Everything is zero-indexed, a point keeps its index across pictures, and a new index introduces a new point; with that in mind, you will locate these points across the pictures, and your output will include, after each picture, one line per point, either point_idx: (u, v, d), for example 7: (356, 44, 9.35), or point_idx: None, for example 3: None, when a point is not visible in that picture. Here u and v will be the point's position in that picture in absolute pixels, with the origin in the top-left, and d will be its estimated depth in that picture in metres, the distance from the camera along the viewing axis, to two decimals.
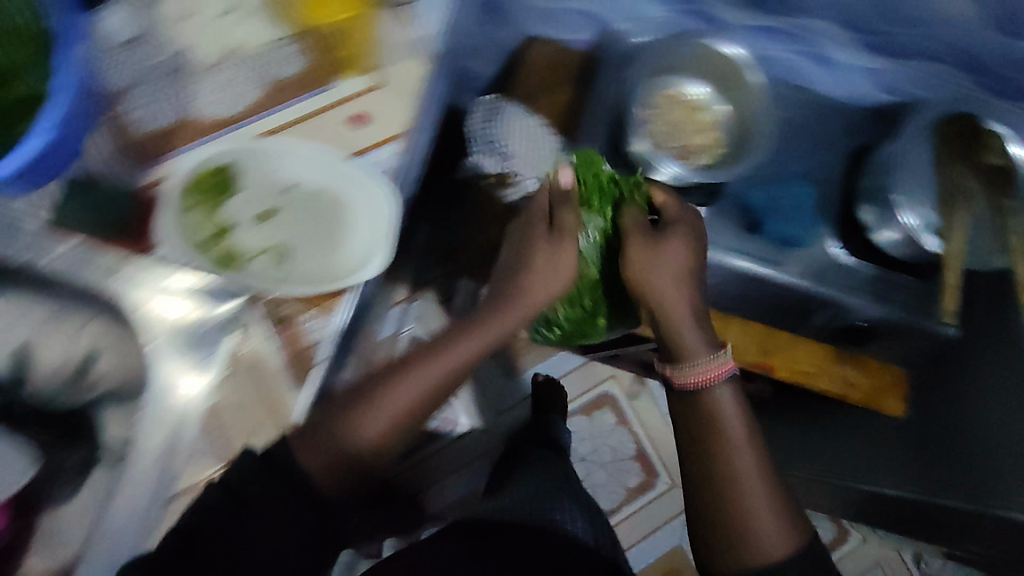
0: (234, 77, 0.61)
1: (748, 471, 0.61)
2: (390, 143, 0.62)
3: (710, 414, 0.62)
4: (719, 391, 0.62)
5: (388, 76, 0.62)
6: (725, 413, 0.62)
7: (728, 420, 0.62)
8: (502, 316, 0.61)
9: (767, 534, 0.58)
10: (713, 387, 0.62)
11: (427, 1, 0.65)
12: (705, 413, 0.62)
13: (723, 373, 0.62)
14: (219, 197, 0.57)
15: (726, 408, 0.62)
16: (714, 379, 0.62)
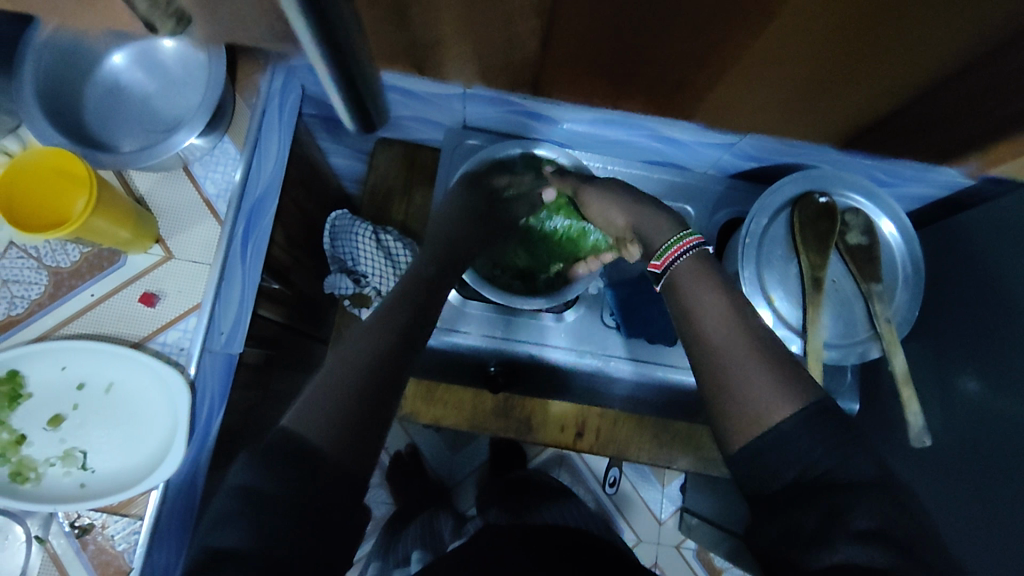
0: (15, 276, 0.59)
1: (734, 344, 0.47)
2: (191, 315, 0.61)
3: (680, 288, 0.51)
4: (680, 270, 0.52)
5: (177, 246, 0.62)
6: (700, 296, 0.50)
7: (714, 320, 0.48)
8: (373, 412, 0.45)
9: (759, 391, 0.44)
10: (675, 268, 0.52)
11: (207, 162, 0.63)
12: (676, 304, 0.51)
13: (684, 248, 0.52)
14: (5, 410, 0.56)
15: (707, 293, 0.50)
16: (675, 259, 0.52)
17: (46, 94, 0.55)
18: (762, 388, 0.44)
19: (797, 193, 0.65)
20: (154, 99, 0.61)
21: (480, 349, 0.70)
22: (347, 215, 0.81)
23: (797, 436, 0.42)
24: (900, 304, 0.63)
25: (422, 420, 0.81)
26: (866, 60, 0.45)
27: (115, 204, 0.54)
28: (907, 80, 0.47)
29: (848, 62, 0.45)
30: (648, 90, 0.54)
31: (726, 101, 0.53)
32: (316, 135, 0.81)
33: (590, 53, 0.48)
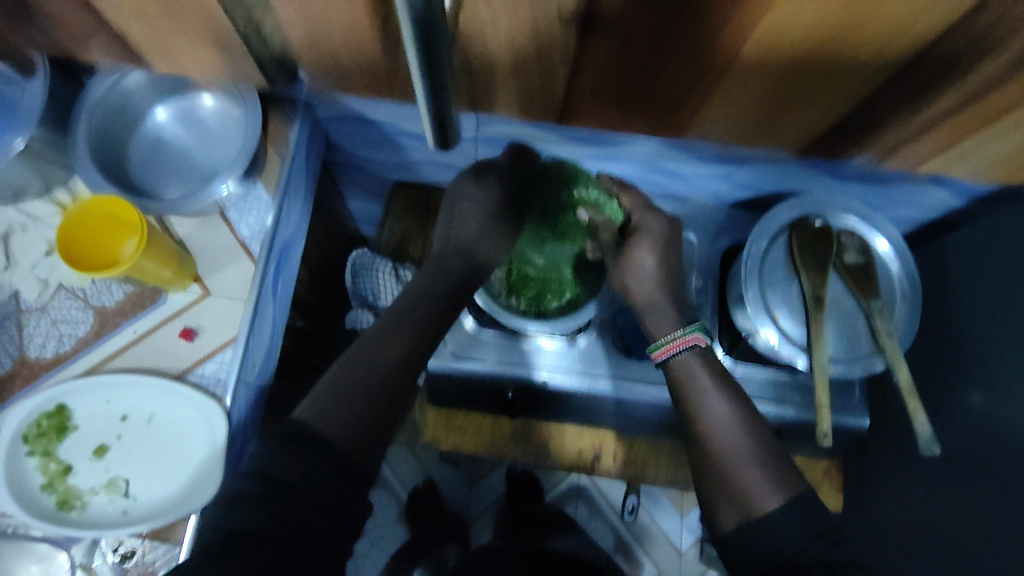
0: (64, 316, 0.64)
1: (727, 432, 0.54)
2: (223, 350, 0.64)
3: (683, 387, 0.58)
4: (678, 362, 0.59)
5: (214, 284, 0.66)
6: (697, 389, 0.57)
7: (712, 411, 0.56)
8: (361, 448, 0.51)
9: (749, 482, 0.51)
10: (674, 360, 0.59)
11: (241, 205, 0.67)
12: (677, 393, 0.58)
13: (680, 345, 0.59)
14: (54, 441, 0.61)
15: (704, 389, 0.57)
16: (671, 354, 0.59)
17: (95, 148, 0.60)
18: (748, 476, 0.51)
19: (791, 221, 0.69)
20: (193, 150, 0.65)
21: (495, 375, 0.73)
22: (368, 253, 0.86)
23: (783, 522, 0.48)
24: (900, 318, 0.66)
25: (442, 447, 0.85)
26: (822, 100, 0.51)
27: (162, 248, 0.60)
28: (860, 124, 0.54)
29: (841, 86, 0.49)
30: (640, 127, 0.60)
31: (710, 134, 0.60)
32: (338, 178, 0.86)
33: (617, 81, 0.52)
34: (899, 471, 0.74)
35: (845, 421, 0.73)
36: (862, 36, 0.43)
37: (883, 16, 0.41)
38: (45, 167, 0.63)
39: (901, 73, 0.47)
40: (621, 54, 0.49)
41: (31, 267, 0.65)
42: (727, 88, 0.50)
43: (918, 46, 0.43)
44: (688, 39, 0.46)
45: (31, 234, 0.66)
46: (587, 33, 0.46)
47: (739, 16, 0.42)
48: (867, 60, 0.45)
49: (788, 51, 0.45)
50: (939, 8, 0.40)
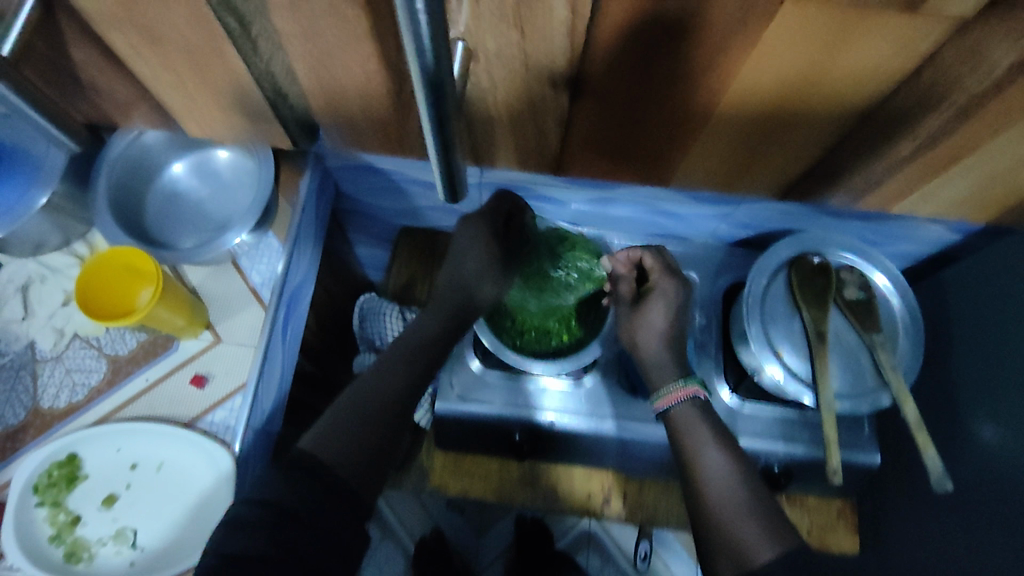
0: (78, 365, 0.66)
1: (720, 483, 0.55)
2: (233, 396, 0.65)
3: (681, 438, 0.59)
4: (677, 414, 0.60)
5: (226, 330, 0.67)
6: (696, 439, 0.58)
7: (709, 462, 0.56)
8: (361, 480, 0.52)
9: (746, 536, 0.51)
10: (674, 412, 0.60)
11: (252, 254, 0.69)
12: (675, 442, 0.59)
13: (680, 396, 0.60)
14: (63, 492, 0.62)
15: (703, 439, 0.57)
16: (674, 403, 0.60)
17: (114, 204, 0.63)
18: (745, 531, 0.52)
19: (785, 256, 0.70)
20: (207, 202, 0.67)
21: (501, 417, 0.73)
22: (376, 298, 0.88)
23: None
24: (903, 352, 0.67)
25: (448, 493, 0.84)
26: (784, 154, 0.54)
27: (176, 297, 0.62)
28: (825, 179, 0.57)
29: (812, 138, 0.51)
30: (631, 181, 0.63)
31: (694, 185, 0.62)
32: (346, 228, 0.89)
33: (606, 136, 0.55)
34: (915, 509, 0.73)
35: (854, 457, 0.73)
36: (817, 96, 0.46)
37: (831, 80, 0.44)
38: (65, 222, 0.65)
39: (852, 131, 0.49)
40: (603, 117, 0.52)
41: (48, 318, 0.67)
42: (699, 143, 0.54)
43: (866, 105, 0.46)
44: (657, 102, 0.49)
45: (49, 286, 0.68)
46: (575, 98, 0.50)
47: (703, 83, 0.46)
48: (824, 118, 0.48)
49: (752, 110, 0.48)
50: (880, 72, 0.43)
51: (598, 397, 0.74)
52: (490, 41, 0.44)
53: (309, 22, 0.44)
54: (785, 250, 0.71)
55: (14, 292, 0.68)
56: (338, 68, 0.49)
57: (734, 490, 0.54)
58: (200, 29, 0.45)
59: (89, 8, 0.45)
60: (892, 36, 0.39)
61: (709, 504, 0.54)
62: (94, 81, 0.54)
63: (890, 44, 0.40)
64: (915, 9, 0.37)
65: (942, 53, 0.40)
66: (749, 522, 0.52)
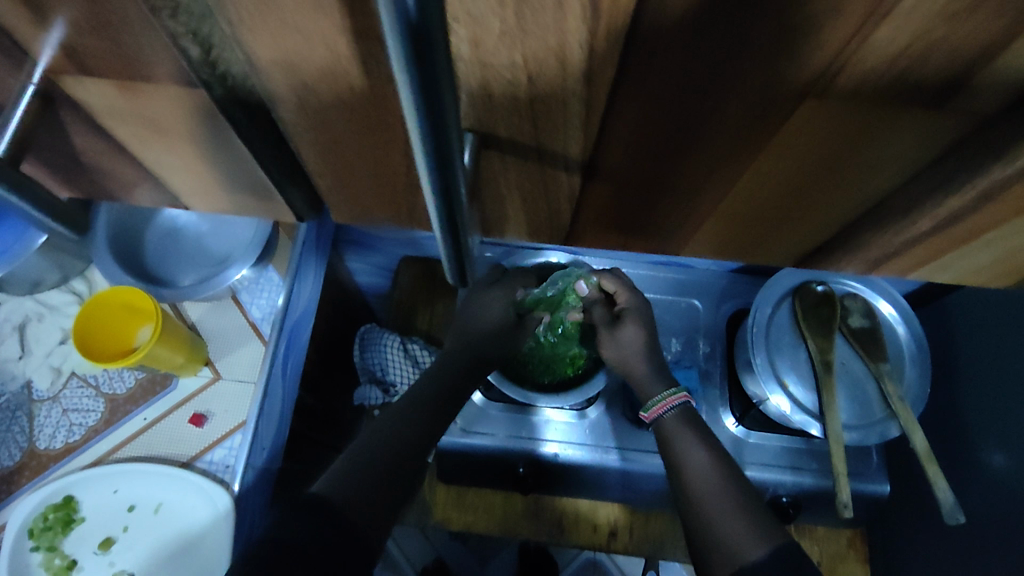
0: (75, 405, 0.65)
1: (708, 481, 0.54)
2: (233, 434, 0.64)
3: (672, 440, 0.58)
4: (666, 420, 0.59)
5: (226, 366, 0.67)
6: (683, 441, 0.57)
7: (696, 461, 0.55)
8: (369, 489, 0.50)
9: (731, 530, 0.50)
10: (663, 418, 0.59)
11: (252, 288, 0.68)
12: (664, 452, 0.58)
13: (669, 403, 0.59)
14: (59, 535, 0.61)
15: (690, 441, 0.57)
16: (664, 411, 0.59)
17: (113, 242, 0.62)
18: (731, 524, 0.50)
19: (781, 288, 0.69)
20: (207, 237, 0.67)
21: (507, 450, 0.72)
22: (375, 329, 0.87)
23: None
24: (910, 382, 0.66)
25: (453, 526, 0.83)
26: (789, 241, 0.48)
27: (175, 334, 0.61)
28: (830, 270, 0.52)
29: (834, 222, 0.44)
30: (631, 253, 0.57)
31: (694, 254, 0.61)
32: (346, 257, 0.88)
33: (610, 215, 0.49)
34: (929, 536, 0.72)
35: (863, 487, 0.72)
36: (840, 183, 0.39)
37: (848, 169, 0.38)
38: (64, 260, 0.65)
39: (871, 220, 0.42)
40: (612, 202, 0.47)
41: (45, 356, 0.67)
42: (708, 226, 0.47)
43: (885, 191, 0.39)
44: (669, 185, 0.43)
45: (46, 324, 0.68)
46: (588, 179, 0.43)
47: (702, 170, 0.40)
48: (850, 205, 0.42)
49: (766, 195, 0.42)
50: (903, 158, 0.36)
51: (603, 430, 0.73)
52: None
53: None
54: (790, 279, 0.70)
55: (10, 331, 0.67)
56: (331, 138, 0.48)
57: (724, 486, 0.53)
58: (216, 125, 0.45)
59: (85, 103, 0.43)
60: (919, 127, 0.33)
61: (700, 499, 0.53)
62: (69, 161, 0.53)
63: (917, 135, 0.34)
64: (949, 100, 0.31)
65: (979, 158, 0.34)
66: (737, 515, 0.51)
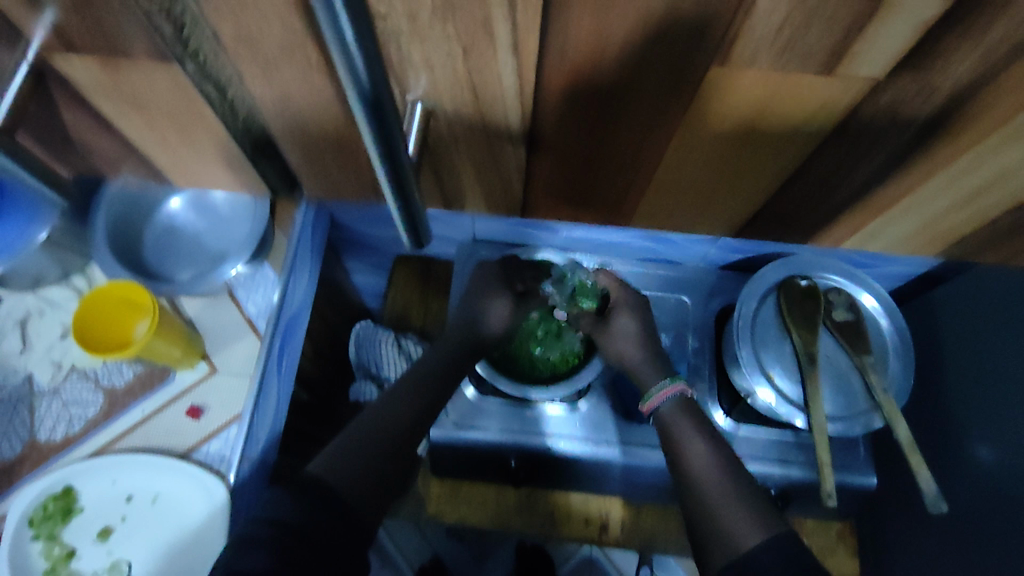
0: (75, 398, 0.66)
1: (707, 472, 0.55)
2: (228, 427, 0.65)
3: (673, 434, 0.59)
4: (666, 412, 0.61)
5: (223, 362, 0.68)
6: (683, 434, 0.59)
7: (695, 453, 0.57)
8: (361, 486, 0.52)
9: (733, 521, 0.51)
10: (663, 410, 0.61)
11: (247, 285, 0.70)
12: (664, 443, 0.60)
13: (668, 394, 0.61)
14: (59, 524, 0.62)
15: (689, 432, 0.59)
16: (662, 403, 0.61)
17: (112, 238, 0.64)
18: (731, 514, 0.51)
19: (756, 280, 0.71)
20: (204, 235, 0.69)
21: (498, 443, 0.73)
22: (370, 326, 0.89)
23: None
24: (894, 374, 0.67)
25: (447, 520, 0.84)
26: (735, 200, 0.58)
27: (172, 329, 0.63)
28: (786, 209, 0.58)
29: (765, 180, 0.55)
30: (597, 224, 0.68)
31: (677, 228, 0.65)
32: (343, 257, 0.90)
33: (574, 161, 0.55)
34: (919, 527, 0.72)
35: (850, 478, 0.73)
36: (764, 150, 0.50)
37: (764, 137, 0.49)
38: (64, 256, 0.67)
39: (799, 178, 0.54)
40: (562, 154, 0.54)
41: (45, 351, 0.68)
42: (665, 174, 0.55)
43: (808, 153, 0.50)
44: (610, 138, 0.51)
45: (47, 320, 0.69)
46: (532, 151, 0.54)
47: (651, 139, 0.50)
48: (773, 174, 0.54)
49: (712, 143, 0.50)
50: (812, 122, 0.46)
51: (593, 424, 0.74)
52: (448, 97, 0.47)
53: (283, 87, 0.47)
54: (775, 273, 0.71)
55: (13, 326, 0.69)
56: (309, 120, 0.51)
57: (722, 480, 0.54)
58: (193, 100, 0.49)
59: (94, 75, 0.47)
60: (824, 86, 0.43)
61: (700, 491, 0.54)
62: (76, 138, 0.56)
63: (826, 87, 0.43)
64: (840, 66, 0.41)
65: (871, 114, 0.45)
66: (738, 509, 0.52)
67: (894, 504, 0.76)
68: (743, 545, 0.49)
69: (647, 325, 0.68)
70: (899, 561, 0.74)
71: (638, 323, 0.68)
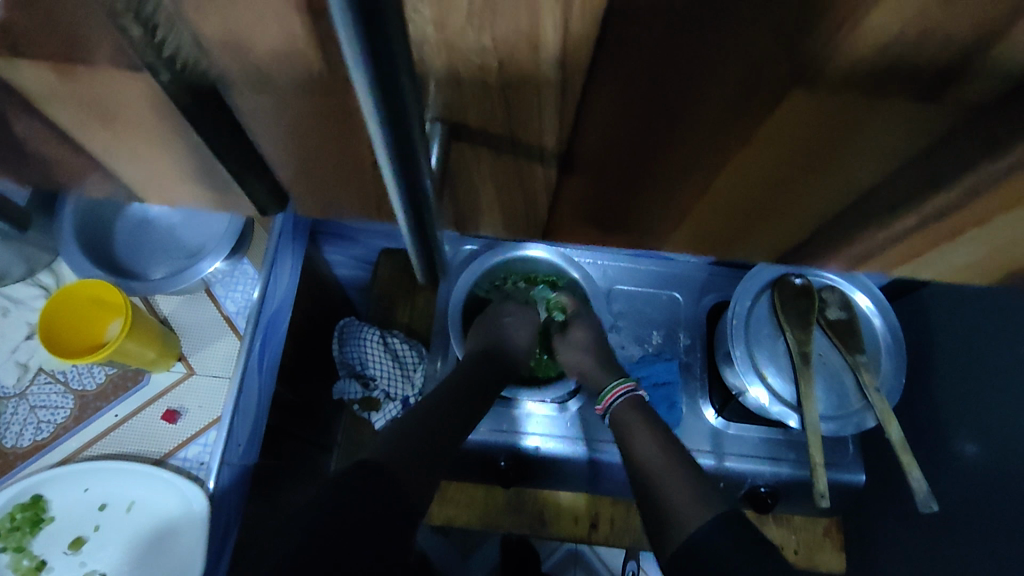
0: (43, 401, 0.63)
1: (655, 462, 0.55)
2: (206, 431, 0.62)
3: (623, 426, 0.60)
4: (616, 413, 0.63)
5: (200, 363, 0.65)
6: (632, 427, 0.60)
7: (642, 444, 0.58)
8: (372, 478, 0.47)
9: (675, 502, 0.50)
10: (614, 406, 0.63)
11: (228, 282, 0.67)
12: (617, 436, 0.61)
13: (619, 392, 0.64)
14: (27, 535, 0.59)
15: (637, 426, 0.60)
16: (614, 401, 0.63)
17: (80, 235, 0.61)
18: (675, 496, 0.51)
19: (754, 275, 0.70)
20: (178, 229, 0.66)
21: (486, 444, 0.72)
22: (355, 321, 0.86)
23: None
24: (886, 373, 0.67)
25: (435, 522, 0.82)
26: (769, 230, 0.44)
27: (145, 330, 0.60)
28: (827, 255, 0.46)
29: (823, 205, 0.40)
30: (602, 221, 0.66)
31: None
32: (326, 251, 0.87)
33: (591, 206, 0.46)
34: (906, 523, 0.73)
35: (840, 476, 0.72)
36: (828, 174, 0.37)
37: (836, 145, 0.34)
38: (30, 253, 0.64)
39: (848, 211, 0.40)
40: (594, 194, 0.44)
41: (10, 352, 0.65)
42: (687, 205, 0.42)
43: (872, 181, 0.37)
44: (636, 173, 0.40)
45: (12, 318, 0.66)
46: (564, 172, 0.41)
47: (683, 183, 0.40)
48: (827, 198, 0.39)
49: (764, 152, 0.35)
50: (885, 153, 0.35)
51: (584, 425, 0.73)
52: None
53: None
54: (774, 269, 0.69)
55: None
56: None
57: (669, 465, 0.54)
58: None
59: None
60: (902, 117, 0.32)
61: (654, 475, 0.54)
62: None
63: (902, 120, 0.32)
64: (943, 93, 0.30)
65: (966, 154, 0.33)
66: (681, 491, 0.51)
67: (882, 499, 0.76)
68: (690, 522, 0.48)
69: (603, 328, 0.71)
70: (887, 555, 0.75)
71: (592, 327, 0.71)
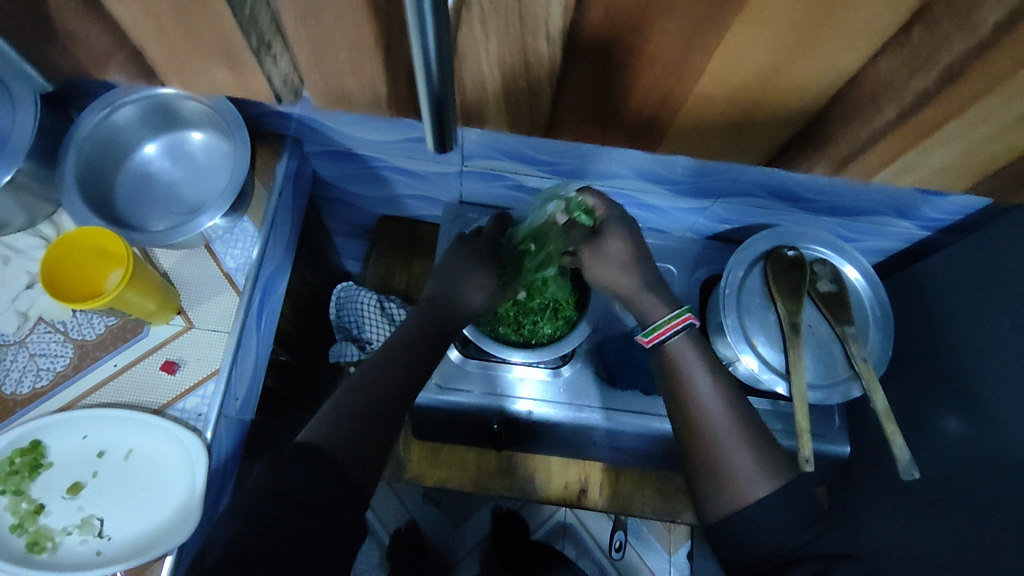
0: (43, 350, 0.64)
1: (712, 412, 0.55)
2: (203, 384, 0.63)
3: (677, 368, 0.58)
4: (671, 346, 0.59)
5: (198, 319, 0.66)
6: (689, 367, 0.58)
7: (699, 389, 0.56)
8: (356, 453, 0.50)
9: (739, 468, 0.51)
10: (669, 344, 0.59)
11: (226, 241, 0.68)
12: (665, 378, 0.59)
13: (676, 327, 0.59)
14: (26, 479, 0.60)
15: (694, 368, 0.57)
16: (668, 336, 0.59)
17: (83, 184, 0.62)
18: (734, 461, 0.51)
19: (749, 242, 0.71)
20: (180, 184, 0.67)
21: (480, 406, 0.73)
22: (351, 285, 0.86)
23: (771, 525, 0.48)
24: (874, 345, 0.68)
25: (427, 483, 0.84)
26: (765, 130, 0.55)
27: (146, 280, 0.60)
28: (842, 125, 0.52)
29: (816, 82, 0.48)
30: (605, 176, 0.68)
31: None
32: (325, 217, 0.88)
33: (596, 97, 0.53)
34: (891, 489, 0.74)
35: (826, 447, 0.74)
36: (807, 64, 0.46)
37: (843, 20, 0.42)
38: (31, 203, 0.64)
39: (838, 99, 0.50)
40: (592, 75, 0.50)
41: (9, 301, 0.65)
42: (699, 92, 0.51)
43: (851, 73, 0.47)
44: (644, 63, 0.48)
45: (12, 268, 0.66)
46: (563, 65, 0.49)
47: (694, 55, 0.46)
48: (812, 84, 0.49)
49: (774, 35, 0.43)
50: (871, 30, 0.43)
51: (577, 391, 0.74)
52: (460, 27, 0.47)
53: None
54: (766, 241, 0.71)
55: None
56: (323, 40, 0.51)
57: (726, 424, 0.53)
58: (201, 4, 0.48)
59: None
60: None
61: (705, 431, 0.54)
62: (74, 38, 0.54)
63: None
64: None
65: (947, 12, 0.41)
66: (737, 456, 0.51)
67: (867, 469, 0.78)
68: (750, 493, 0.49)
69: (636, 240, 0.65)
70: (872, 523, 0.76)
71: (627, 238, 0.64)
